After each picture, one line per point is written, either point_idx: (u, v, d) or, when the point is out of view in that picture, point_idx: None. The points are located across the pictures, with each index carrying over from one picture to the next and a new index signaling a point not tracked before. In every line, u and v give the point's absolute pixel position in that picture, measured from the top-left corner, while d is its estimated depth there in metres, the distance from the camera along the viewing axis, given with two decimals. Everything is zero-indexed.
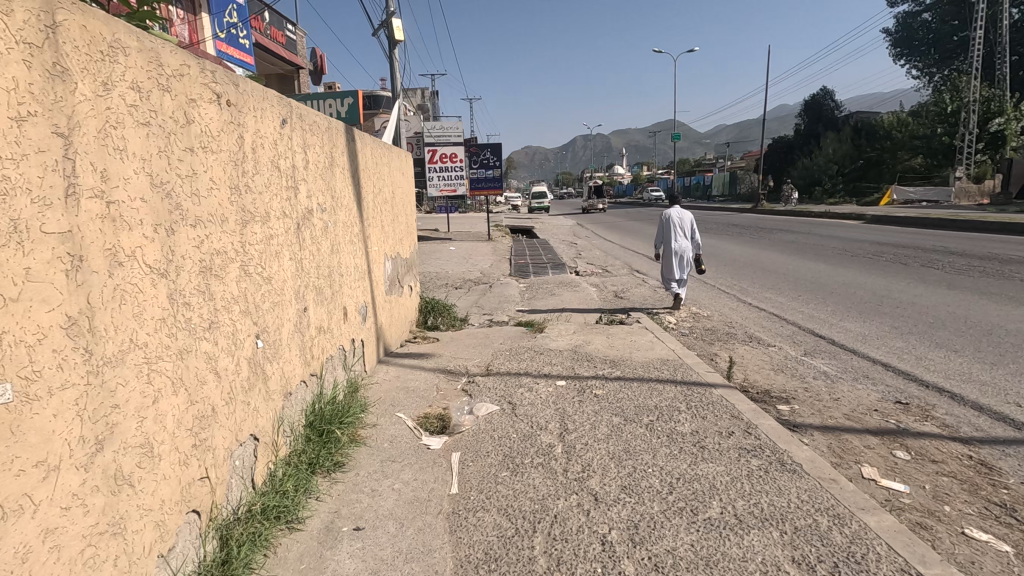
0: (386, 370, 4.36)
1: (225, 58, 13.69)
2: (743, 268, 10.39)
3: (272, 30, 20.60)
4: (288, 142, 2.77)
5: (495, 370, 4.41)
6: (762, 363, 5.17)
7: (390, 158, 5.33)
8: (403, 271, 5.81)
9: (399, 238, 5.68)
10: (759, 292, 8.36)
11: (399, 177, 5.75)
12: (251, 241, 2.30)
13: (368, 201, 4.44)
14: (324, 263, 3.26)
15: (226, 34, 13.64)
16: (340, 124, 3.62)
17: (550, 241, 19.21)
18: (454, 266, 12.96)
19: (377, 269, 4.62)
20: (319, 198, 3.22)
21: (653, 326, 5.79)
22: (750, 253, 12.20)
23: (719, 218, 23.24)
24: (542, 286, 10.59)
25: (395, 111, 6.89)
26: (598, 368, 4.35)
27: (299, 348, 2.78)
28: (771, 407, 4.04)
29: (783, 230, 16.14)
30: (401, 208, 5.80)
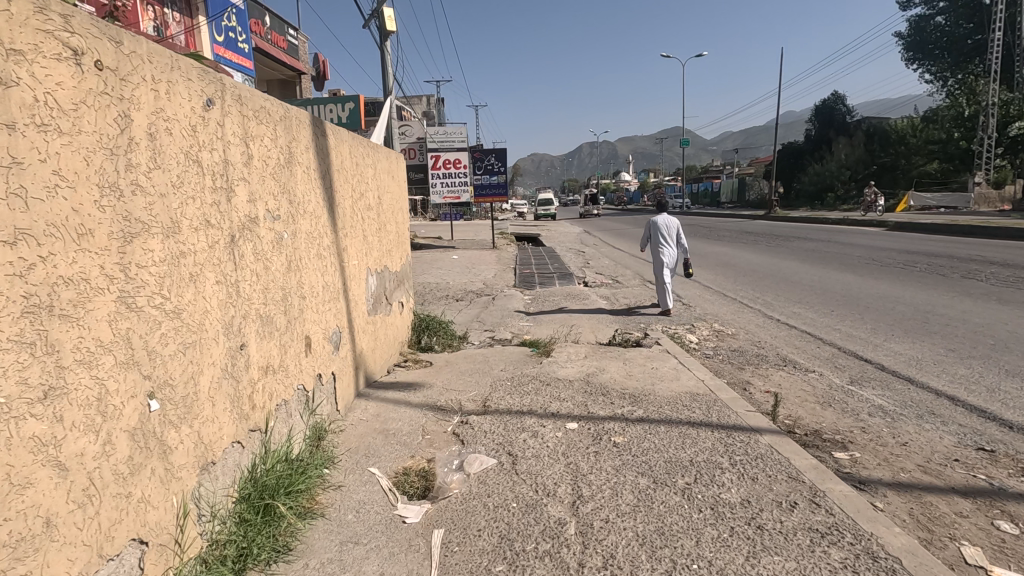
0: (365, 407, 3.69)
1: (224, 62, 13.11)
2: (765, 279, 9.66)
3: (272, 34, 20.06)
4: (218, 130, 2.13)
5: (493, 407, 3.73)
6: (804, 394, 4.46)
7: (376, 159, 4.70)
8: (392, 288, 5.16)
9: (387, 250, 5.03)
10: (786, 306, 7.63)
11: (388, 182, 5.12)
12: (143, 261, 1.65)
13: (345, 208, 3.80)
14: (276, 285, 2.60)
15: (225, 37, 13.08)
16: (301, 113, 2.97)
17: (557, 250, 18.55)
18: (456, 277, 12.30)
19: (357, 287, 3.98)
20: (270, 205, 2.59)
21: (675, 349, 5.09)
22: (770, 262, 11.47)
23: (732, 225, 22.45)
24: (549, 298, 9.91)
25: (386, 108, 6.25)
26: (615, 405, 3.66)
27: (231, 400, 2.13)
28: (826, 455, 3.34)
29: (801, 238, 15.38)
30: (390, 216, 5.17)
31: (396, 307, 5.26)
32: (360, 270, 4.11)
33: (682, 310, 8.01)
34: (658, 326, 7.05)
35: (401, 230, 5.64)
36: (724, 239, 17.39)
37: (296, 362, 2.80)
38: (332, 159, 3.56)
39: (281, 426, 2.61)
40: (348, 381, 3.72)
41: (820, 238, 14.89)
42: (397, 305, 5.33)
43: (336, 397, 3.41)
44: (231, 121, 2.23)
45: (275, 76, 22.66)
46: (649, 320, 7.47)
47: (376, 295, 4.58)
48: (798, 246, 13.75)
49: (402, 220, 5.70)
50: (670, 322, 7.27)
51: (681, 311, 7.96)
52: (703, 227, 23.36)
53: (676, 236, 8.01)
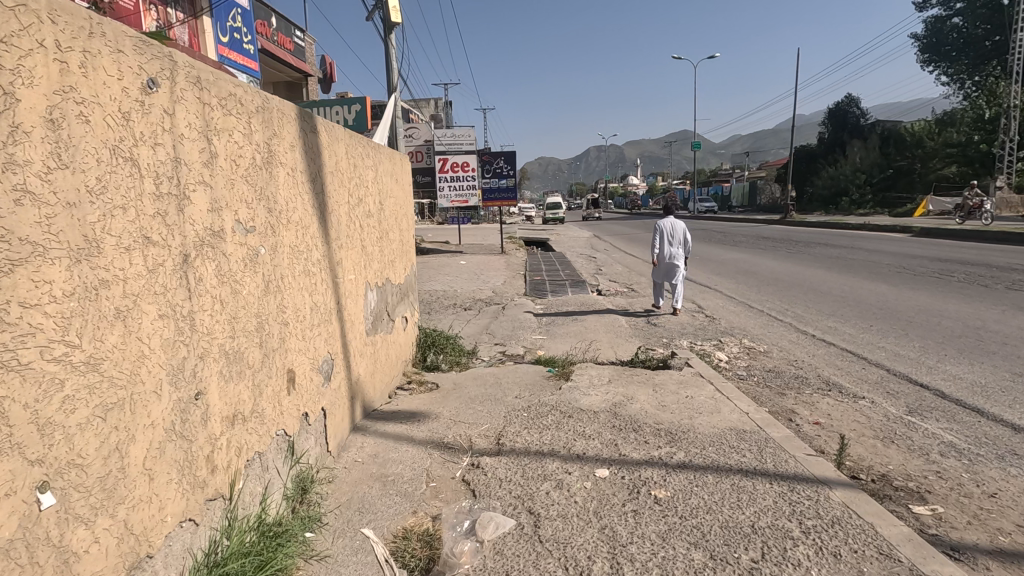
0: (362, 445, 3.22)
1: (226, 63, 12.35)
2: (791, 289, 9.12)
3: (278, 36, 19.73)
4: (166, 119, 1.66)
5: (508, 446, 3.24)
6: (859, 426, 3.94)
7: (376, 160, 4.24)
8: (395, 302, 4.70)
9: (390, 261, 4.57)
10: (819, 320, 7.09)
11: (391, 187, 4.68)
12: (27, 299, 1.17)
13: (341, 217, 3.33)
14: (249, 311, 2.13)
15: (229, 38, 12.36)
16: (284, 105, 2.51)
17: (567, 255, 18.06)
18: (464, 284, 11.87)
19: (353, 306, 3.51)
20: (241, 214, 2.11)
21: (708, 371, 4.59)
22: (793, 270, 10.92)
23: (747, 230, 21.88)
24: (561, 307, 9.42)
25: (391, 105, 5.79)
26: (650, 445, 3.16)
27: (178, 468, 1.65)
28: (905, 510, 2.81)
29: (823, 244, 14.81)
30: (393, 224, 4.70)
31: (399, 324, 4.80)
32: (358, 286, 3.64)
33: (706, 323, 7.49)
34: (682, 341, 6.56)
35: (405, 239, 5.18)
36: (741, 245, 16.79)
37: (275, 403, 2.31)
38: (325, 159, 3.09)
39: (254, 485, 2.13)
40: (343, 414, 3.25)
41: (842, 244, 14.32)
42: (400, 321, 4.86)
43: (327, 437, 2.93)
44: (186, 108, 1.76)
45: (282, 79, 22.37)
46: (671, 334, 6.97)
47: (376, 312, 4.11)
48: (820, 252, 13.19)
49: (406, 227, 5.24)
50: (695, 337, 6.77)
51: (705, 324, 7.44)
52: (717, 231, 22.80)
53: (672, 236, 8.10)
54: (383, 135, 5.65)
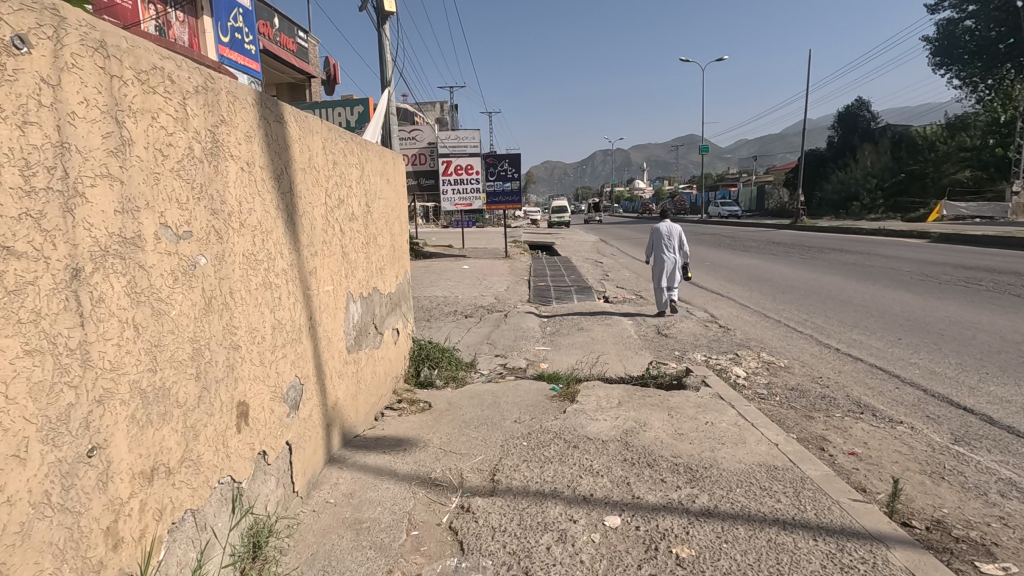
0: (336, 482, 2.81)
1: (226, 64, 11.89)
2: (809, 298, 8.67)
3: (281, 37, 19.47)
4: (43, 94, 1.27)
5: (504, 484, 2.83)
6: (902, 458, 3.49)
7: (362, 158, 3.85)
8: (384, 314, 4.30)
9: (378, 269, 4.17)
10: (842, 332, 6.64)
11: (380, 187, 4.29)
12: None
13: (316, 220, 2.94)
14: (178, 336, 1.72)
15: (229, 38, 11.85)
16: (235, 88, 2.11)
17: (573, 260, 17.64)
18: (465, 290, 11.47)
19: (330, 320, 3.10)
20: (169, 216, 1.71)
21: (727, 391, 4.16)
22: (810, 277, 10.45)
23: (757, 235, 21.39)
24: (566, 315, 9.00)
25: (384, 99, 5.39)
26: (669, 486, 2.74)
27: (55, 552, 1.26)
28: (972, 569, 2.36)
29: (837, 250, 14.32)
30: (382, 227, 4.30)
31: (389, 338, 4.40)
32: (337, 298, 3.24)
33: (720, 334, 7.06)
34: (695, 355, 6.13)
35: (397, 245, 4.78)
36: (752, 250, 16.32)
37: (218, 446, 1.91)
38: (295, 154, 2.70)
39: (184, 551, 1.73)
40: (316, 445, 2.84)
41: (858, 250, 13.83)
42: (391, 335, 4.47)
43: (293, 475, 2.52)
44: (77, 80, 1.36)
45: (285, 80, 22.12)
46: (683, 346, 6.54)
47: (361, 326, 3.71)
48: (836, 259, 12.71)
49: (398, 232, 4.84)
50: (709, 350, 6.33)
51: (719, 335, 6.99)
52: (727, 236, 22.33)
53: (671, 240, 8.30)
54: (376, 133, 5.29)
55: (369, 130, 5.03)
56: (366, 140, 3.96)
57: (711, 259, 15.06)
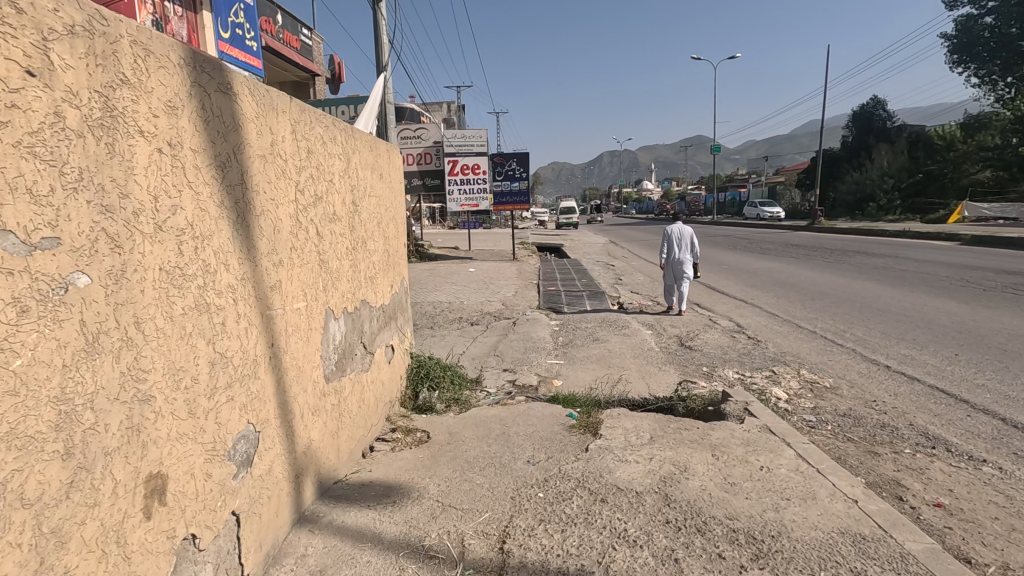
0: (304, 556, 2.21)
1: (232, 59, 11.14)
2: (843, 306, 8.02)
3: (286, 34, 19.01)
4: None
5: (517, 558, 2.23)
6: (1003, 513, 2.85)
7: (348, 147, 3.27)
8: (375, 330, 3.72)
9: (368, 280, 3.58)
10: (888, 346, 5.99)
11: (370, 183, 3.71)
12: None
13: (281, 221, 2.34)
14: (25, 397, 1.15)
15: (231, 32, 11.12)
16: (147, 38, 1.53)
17: (583, 262, 17.04)
18: (472, 295, 10.90)
19: (301, 344, 2.51)
20: (9, 214, 1.13)
21: (777, 422, 3.53)
22: (839, 283, 9.79)
23: (774, 237, 20.66)
24: (580, 322, 8.40)
25: (379, 86, 4.80)
26: (729, 564, 2.12)
27: None
28: None
29: (863, 253, 13.61)
30: (372, 229, 3.71)
31: (380, 357, 3.82)
32: (312, 316, 2.65)
33: (750, 347, 6.41)
34: (726, 372, 5.50)
35: (391, 252, 4.19)
36: (769, 252, 15.68)
37: (105, 547, 1.32)
38: (250, 136, 2.11)
39: None
40: (279, 508, 2.25)
41: (885, 253, 13.15)
42: (383, 353, 3.89)
43: (242, 553, 1.94)
44: None
45: (289, 78, 21.65)
46: (710, 362, 5.92)
47: (345, 348, 3.12)
48: (863, 262, 12.03)
49: (393, 236, 4.26)
50: (740, 366, 5.70)
51: (749, 348, 6.35)
52: (742, 238, 21.61)
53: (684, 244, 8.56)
54: (372, 125, 4.73)
55: (364, 119, 4.47)
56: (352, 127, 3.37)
57: (729, 262, 14.39)
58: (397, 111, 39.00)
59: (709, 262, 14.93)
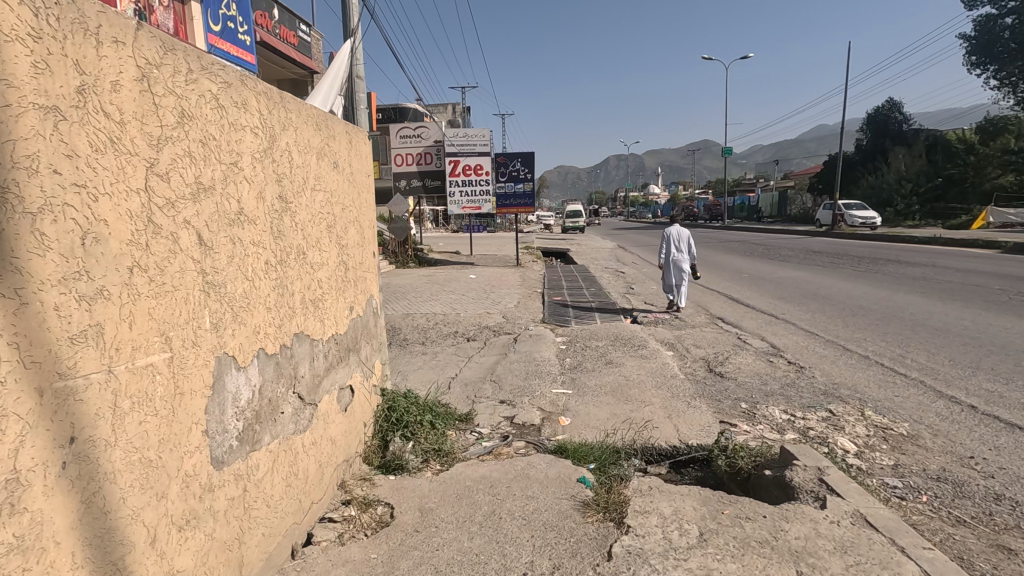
0: None
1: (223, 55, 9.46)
2: (891, 324, 6.99)
3: (282, 31, 18.19)
4: None
5: None
6: None
7: (274, 122, 2.33)
8: (321, 372, 2.77)
9: (308, 305, 2.63)
10: (964, 379, 4.95)
11: (317, 172, 2.76)
12: None
13: (106, 223, 1.39)
14: None
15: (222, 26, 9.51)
16: None
17: (591, 268, 16.06)
18: (471, 305, 9.97)
19: (158, 423, 1.57)
20: None
21: (875, 507, 2.56)
22: (880, 296, 8.78)
23: (793, 242, 19.54)
24: (589, 338, 7.44)
25: (343, 55, 3.83)
26: None
27: None
28: None
29: (897, 261, 12.54)
30: (318, 235, 2.77)
31: (330, 405, 2.86)
32: (188, 373, 1.70)
33: (793, 375, 5.41)
34: (771, 411, 4.51)
35: (350, 264, 3.24)
36: (792, 259, 14.61)
37: None
38: (14, 71, 1.18)
39: None
40: None
41: (920, 262, 12.08)
42: (335, 399, 2.94)
43: None
44: None
45: (287, 76, 20.86)
46: (749, 396, 4.92)
47: (262, 408, 2.16)
48: (900, 273, 10.95)
49: (355, 241, 3.32)
50: (786, 402, 4.69)
51: (793, 378, 5.34)
52: (759, 244, 20.55)
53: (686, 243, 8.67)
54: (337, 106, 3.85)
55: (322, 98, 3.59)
56: (283, 94, 2.43)
57: (750, 270, 13.35)
58: (400, 109, 38.08)
59: (728, 270, 13.91)
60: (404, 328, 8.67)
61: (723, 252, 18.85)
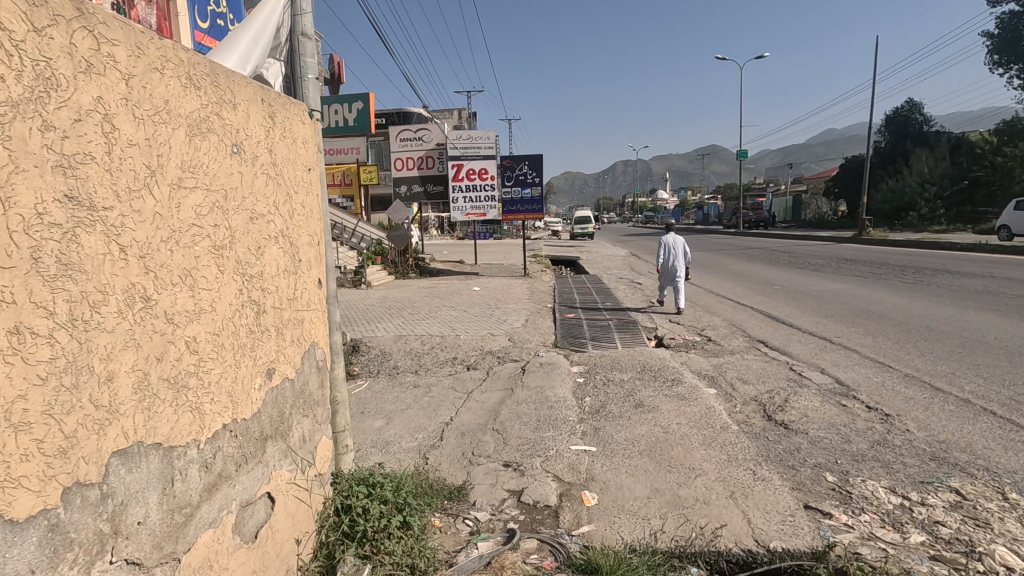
0: None
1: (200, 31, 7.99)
2: (979, 353, 5.76)
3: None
4: None
5: None
6: None
7: (53, 53, 1.21)
8: (194, 494, 1.63)
9: (158, 390, 1.49)
10: None
11: (184, 156, 1.63)
12: None
13: None
14: None
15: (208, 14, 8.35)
16: None
17: (604, 279, 14.89)
18: (473, 324, 8.85)
19: None
20: None
21: None
22: (948, 315, 7.53)
23: (820, 250, 18.22)
24: (610, 369, 6.25)
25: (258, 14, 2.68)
26: None
27: None
28: None
29: (949, 272, 11.24)
30: (185, 265, 1.62)
31: (219, 546, 1.72)
32: None
33: (880, 429, 4.21)
34: (871, 490, 3.32)
35: (267, 303, 2.10)
36: (826, 269, 13.36)
37: None
38: None
39: None
40: None
41: (977, 272, 10.78)
42: (230, 531, 1.79)
43: None
44: None
45: None
46: (831, 461, 3.73)
47: None
48: (958, 285, 9.67)
49: (276, 267, 2.18)
50: (885, 474, 3.50)
51: (881, 433, 4.14)
52: (783, 251, 19.23)
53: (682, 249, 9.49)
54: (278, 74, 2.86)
55: (244, 59, 2.60)
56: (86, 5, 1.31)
57: (781, 280, 12.12)
58: (403, 112, 37.37)
59: (758, 281, 12.67)
60: (396, 353, 7.55)
61: (746, 260, 17.60)
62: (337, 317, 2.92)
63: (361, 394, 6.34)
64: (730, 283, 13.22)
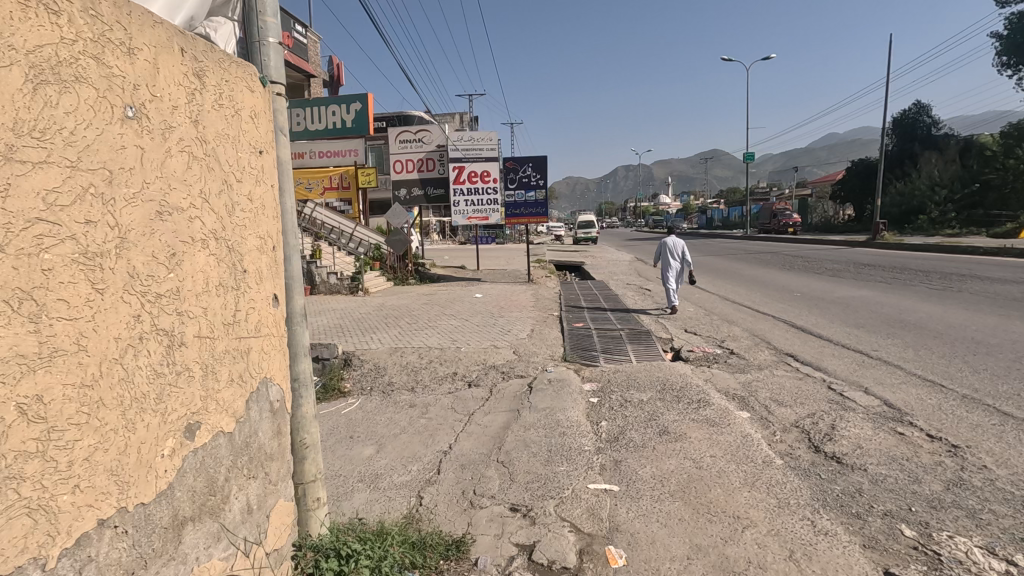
0: None
1: None
2: None
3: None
4: None
5: None
6: None
7: None
8: None
9: None
10: None
11: (17, 112, 1.20)
12: None
13: None
14: None
15: None
16: None
17: (610, 285, 14.31)
18: (474, 335, 8.25)
19: None
20: None
21: None
22: (993, 325, 6.90)
23: (834, 255, 17.60)
24: (625, 387, 5.66)
25: None
26: None
27: None
28: None
29: (978, 278, 10.61)
30: (21, 285, 1.20)
31: None
32: None
33: (951, 465, 3.59)
34: (964, 550, 2.71)
35: (184, 332, 1.63)
36: (845, 275, 12.72)
37: None
38: None
39: None
40: None
41: (1010, 279, 10.13)
42: None
43: None
44: None
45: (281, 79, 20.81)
46: (902, 508, 3.11)
47: None
48: (993, 292, 9.04)
49: (203, 281, 1.71)
50: (974, 527, 2.89)
51: (955, 470, 3.52)
52: (796, 256, 18.56)
53: (681, 251, 9.82)
54: (230, 35, 2.29)
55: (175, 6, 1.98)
56: None
57: (800, 287, 11.49)
58: (404, 116, 36.92)
59: (775, 287, 12.03)
60: (390, 367, 6.96)
61: (759, 266, 16.93)
62: (305, 343, 2.41)
63: (352, 416, 5.74)
64: (744, 288, 12.61)
